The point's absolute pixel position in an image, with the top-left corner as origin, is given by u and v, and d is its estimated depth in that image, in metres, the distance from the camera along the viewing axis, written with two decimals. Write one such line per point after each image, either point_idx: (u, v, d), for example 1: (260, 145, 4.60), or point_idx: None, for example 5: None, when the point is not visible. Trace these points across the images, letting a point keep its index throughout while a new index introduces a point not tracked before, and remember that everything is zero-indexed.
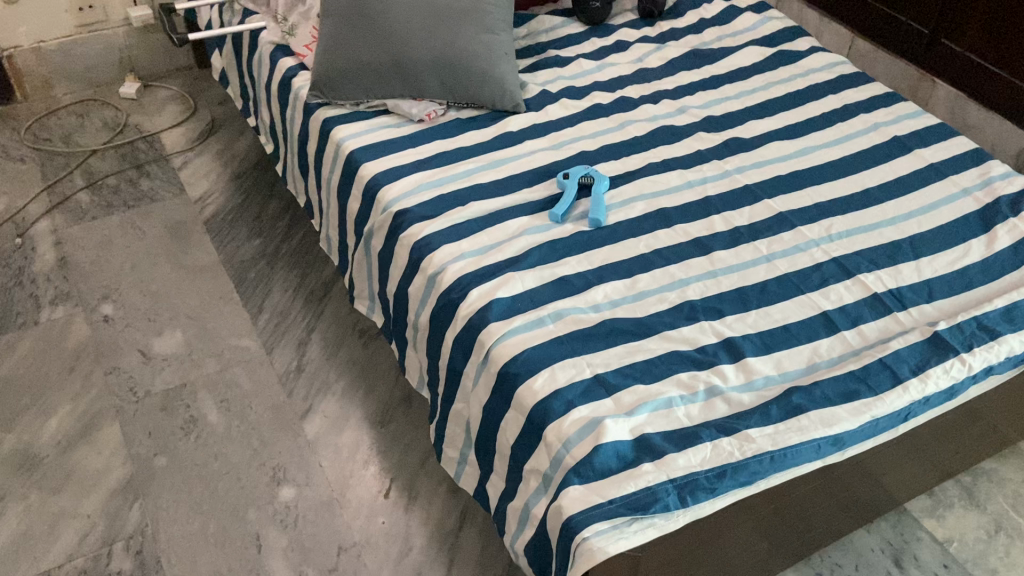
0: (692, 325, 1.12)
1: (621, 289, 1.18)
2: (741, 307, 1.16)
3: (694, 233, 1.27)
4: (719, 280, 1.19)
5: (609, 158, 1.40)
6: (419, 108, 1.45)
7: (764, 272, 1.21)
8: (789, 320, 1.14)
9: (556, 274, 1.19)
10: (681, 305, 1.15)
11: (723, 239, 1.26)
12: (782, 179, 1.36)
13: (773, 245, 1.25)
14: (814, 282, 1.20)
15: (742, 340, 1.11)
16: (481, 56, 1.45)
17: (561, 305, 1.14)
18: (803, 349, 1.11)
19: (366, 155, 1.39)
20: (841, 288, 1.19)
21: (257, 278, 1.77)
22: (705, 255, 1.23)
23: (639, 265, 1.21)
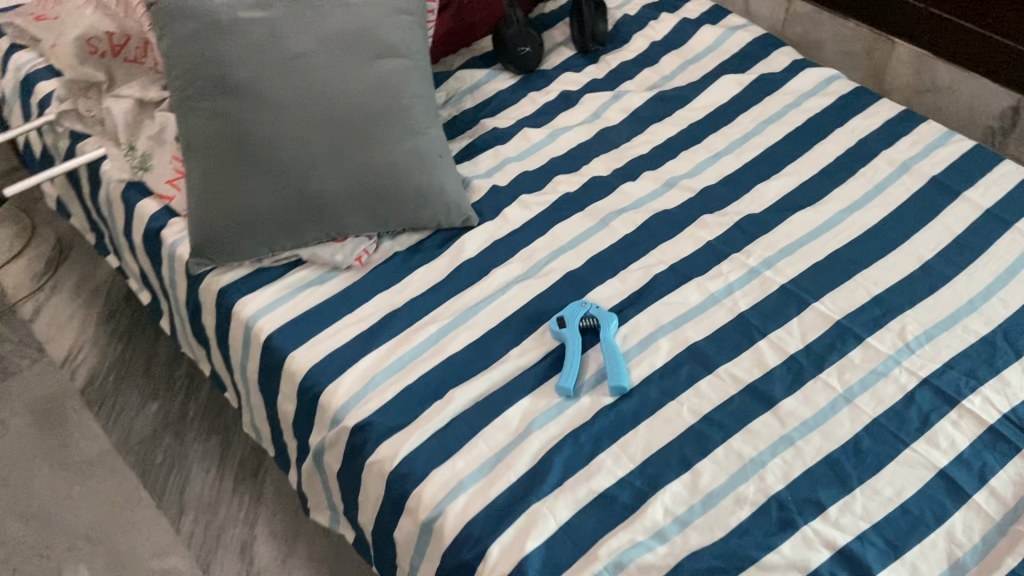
0: (792, 537, 0.85)
1: (684, 495, 0.88)
2: (840, 488, 0.88)
3: (745, 376, 0.98)
4: (800, 449, 0.91)
5: (604, 277, 1.08)
6: (345, 252, 1.10)
7: (850, 422, 0.94)
8: (905, 497, 0.88)
9: (594, 490, 0.88)
10: (767, 503, 0.87)
11: (782, 379, 0.97)
12: (823, 266, 1.08)
13: (846, 375, 0.97)
14: (913, 424, 0.93)
15: (861, 546, 0.84)
16: (412, 168, 1.10)
17: (618, 544, 0.84)
18: (936, 540, 0.85)
19: (290, 340, 1.04)
20: (948, 428, 0.93)
21: (167, 462, 1.39)
22: (770, 410, 0.95)
23: (692, 447, 0.92)
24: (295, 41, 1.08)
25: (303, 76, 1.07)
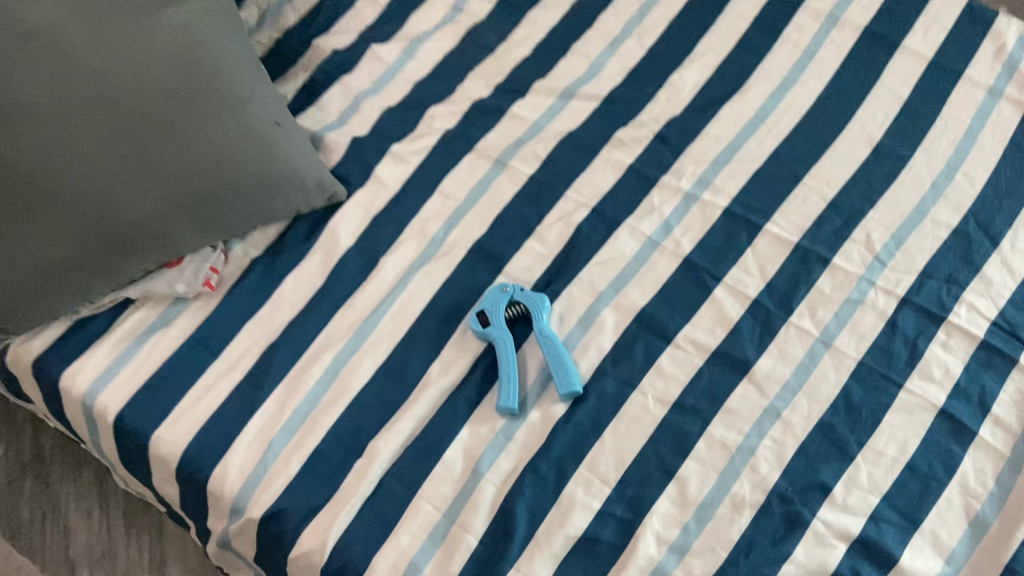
0: (804, 537, 0.74)
1: (673, 515, 0.75)
2: (841, 461, 0.77)
3: (709, 340, 0.82)
4: (788, 421, 0.79)
5: (518, 239, 0.88)
6: (187, 278, 0.87)
7: (834, 373, 0.81)
8: (911, 453, 0.78)
9: (572, 536, 0.74)
10: (767, 502, 0.76)
11: (750, 334, 0.83)
12: (767, 171, 0.91)
13: (820, 312, 0.84)
14: (902, 359, 0.82)
15: (877, 528, 0.75)
16: (244, 151, 0.85)
17: None
18: (951, 497, 0.76)
19: (148, 417, 0.82)
20: (938, 354, 0.82)
21: (39, 515, 1.18)
22: (746, 379, 0.81)
23: (669, 448, 0.78)
24: (33, 11, 0.77)
25: (61, 59, 0.77)
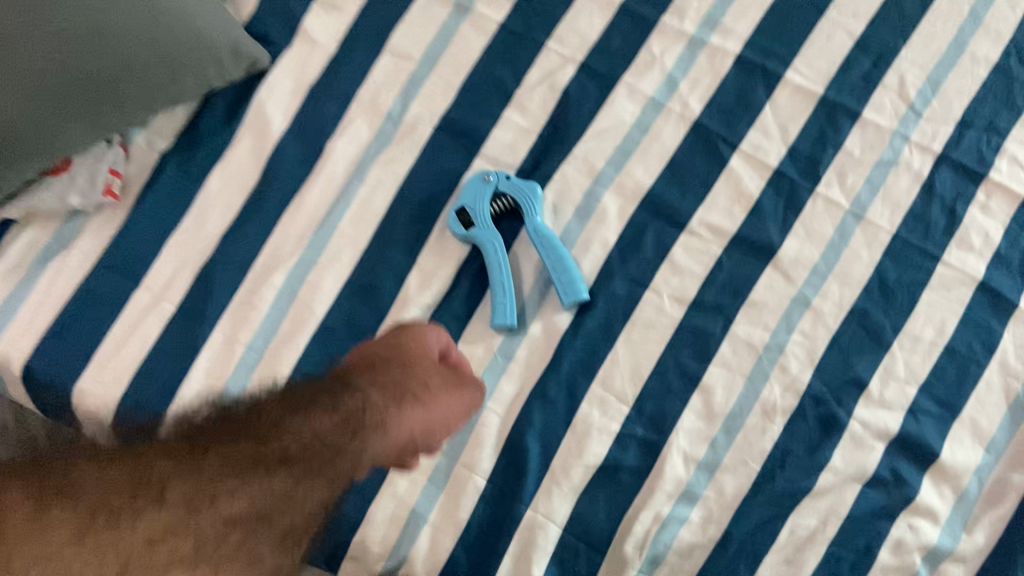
0: (841, 441, 0.68)
1: (700, 431, 0.67)
2: (876, 352, 0.70)
3: (728, 222, 0.71)
4: (820, 311, 0.70)
5: (494, 110, 0.72)
6: (82, 187, 0.69)
7: (867, 250, 0.72)
8: (949, 335, 0.71)
9: (592, 464, 0.66)
10: (800, 405, 0.68)
11: (773, 211, 0.72)
12: (784, 3, 0.75)
13: (849, 179, 0.73)
14: (938, 228, 0.73)
15: (916, 422, 0.69)
16: (127, 11, 0.65)
17: (645, 531, 0.65)
18: (990, 379, 0.70)
19: (63, 369, 0.67)
20: (976, 218, 0.73)
21: None
22: (770, 266, 0.71)
23: (690, 354, 0.68)
24: None
25: None
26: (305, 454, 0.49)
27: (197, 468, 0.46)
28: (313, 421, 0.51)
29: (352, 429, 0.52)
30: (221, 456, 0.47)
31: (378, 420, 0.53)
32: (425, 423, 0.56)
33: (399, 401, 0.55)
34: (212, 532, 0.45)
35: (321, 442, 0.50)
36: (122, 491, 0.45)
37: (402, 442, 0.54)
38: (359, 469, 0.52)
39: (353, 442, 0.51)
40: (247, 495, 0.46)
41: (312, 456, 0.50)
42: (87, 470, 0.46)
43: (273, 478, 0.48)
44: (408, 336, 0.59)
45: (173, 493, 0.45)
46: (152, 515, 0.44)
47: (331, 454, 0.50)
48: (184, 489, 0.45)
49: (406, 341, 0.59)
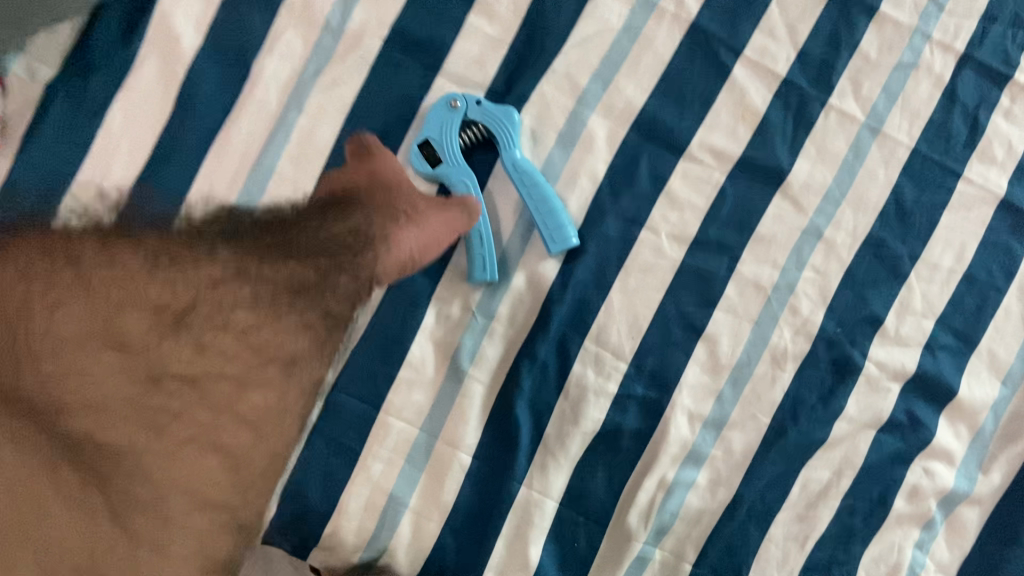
0: (856, 386, 0.62)
1: (705, 385, 0.60)
2: (892, 285, 0.63)
3: (731, 143, 0.62)
4: (833, 242, 0.62)
5: (457, 16, 0.60)
6: None
7: (884, 169, 0.64)
8: (968, 261, 0.64)
9: (590, 431, 0.59)
10: (813, 349, 0.62)
11: (782, 128, 0.63)
12: None
13: (865, 87, 0.64)
14: (960, 139, 0.65)
15: (933, 359, 0.63)
16: None
17: (649, 500, 0.59)
18: (1008, 306, 0.65)
19: None
20: (1000, 126, 0.65)
21: None
22: (779, 194, 0.62)
23: (693, 300, 0.61)
24: None
25: None
26: (309, 277, 0.55)
27: (212, 258, 0.54)
28: (313, 241, 0.56)
29: (351, 244, 0.57)
30: (221, 241, 0.56)
31: (375, 240, 0.57)
32: (422, 239, 0.56)
33: (395, 221, 0.57)
34: (246, 316, 0.54)
35: (332, 255, 0.56)
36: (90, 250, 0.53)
37: (400, 262, 0.56)
38: (374, 278, 0.57)
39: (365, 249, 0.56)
40: (257, 285, 0.54)
41: (310, 270, 0.56)
42: (110, 242, 0.54)
43: (254, 284, 0.54)
44: (375, 150, 0.57)
45: (165, 295, 0.52)
46: (136, 289, 0.52)
47: (344, 259, 0.56)
48: (189, 274, 0.54)
49: (377, 159, 0.56)
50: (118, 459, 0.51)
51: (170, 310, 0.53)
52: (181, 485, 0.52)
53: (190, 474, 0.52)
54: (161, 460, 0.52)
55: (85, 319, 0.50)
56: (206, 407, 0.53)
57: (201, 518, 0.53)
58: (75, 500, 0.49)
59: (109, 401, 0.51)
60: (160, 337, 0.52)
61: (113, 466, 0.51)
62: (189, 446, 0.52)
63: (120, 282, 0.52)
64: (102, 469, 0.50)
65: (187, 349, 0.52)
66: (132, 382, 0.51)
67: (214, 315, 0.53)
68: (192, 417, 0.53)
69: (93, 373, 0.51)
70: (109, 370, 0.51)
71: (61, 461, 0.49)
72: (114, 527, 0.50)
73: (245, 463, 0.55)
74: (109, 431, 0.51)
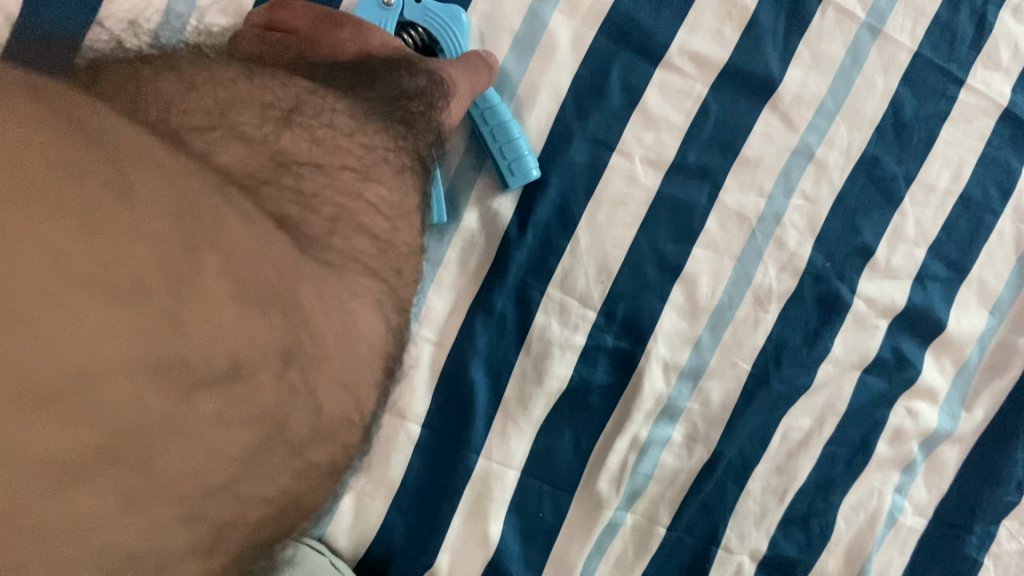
0: (843, 325, 0.56)
1: (682, 332, 0.53)
2: (885, 211, 0.56)
3: (714, 49, 0.53)
4: (825, 163, 0.55)
5: None
6: None
7: (884, 77, 0.55)
8: (965, 181, 0.57)
9: (557, 392, 0.52)
10: (799, 286, 0.55)
11: (773, 29, 0.53)
12: None
13: None
14: (965, 41, 0.57)
15: (924, 292, 0.57)
16: None
17: (620, 462, 0.53)
18: (1003, 230, 0.58)
19: None
20: (1008, 25, 0.57)
21: None
22: (767, 109, 0.54)
23: (669, 235, 0.53)
24: None
25: None
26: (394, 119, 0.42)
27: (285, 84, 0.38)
28: (379, 88, 0.43)
29: (402, 93, 0.43)
30: (244, 64, 0.39)
31: (430, 101, 0.44)
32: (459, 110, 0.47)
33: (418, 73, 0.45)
34: (347, 121, 0.39)
35: (397, 106, 0.43)
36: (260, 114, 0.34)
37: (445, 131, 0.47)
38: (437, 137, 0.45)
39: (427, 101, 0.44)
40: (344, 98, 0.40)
41: (387, 114, 0.42)
42: (162, 73, 0.35)
43: (353, 105, 0.40)
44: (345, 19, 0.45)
45: (267, 97, 0.36)
46: (229, 87, 0.35)
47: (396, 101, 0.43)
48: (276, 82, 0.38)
49: (353, 26, 0.45)
50: (287, 280, 0.28)
51: (276, 108, 0.36)
52: (331, 301, 0.31)
53: (337, 267, 0.33)
54: (312, 272, 0.30)
55: (202, 107, 0.32)
56: (340, 188, 0.35)
57: (372, 317, 0.34)
58: (246, 299, 0.26)
59: (235, 231, 0.27)
60: (277, 129, 0.34)
61: (288, 281, 0.28)
62: (340, 224, 0.34)
63: (207, 79, 0.35)
64: (265, 284, 0.27)
65: (303, 139, 0.35)
66: (270, 184, 0.31)
67: (317, 116, 0.37)
68: (323, 190, 0.34)
69: (197, 144, 0.30)
70: (238, 152, 0.31)
71: (219, 184, 0.28)
72: (286, 320, 0.28)
73: (390, 247, 0.38)
74: (236, 227, 0.27)
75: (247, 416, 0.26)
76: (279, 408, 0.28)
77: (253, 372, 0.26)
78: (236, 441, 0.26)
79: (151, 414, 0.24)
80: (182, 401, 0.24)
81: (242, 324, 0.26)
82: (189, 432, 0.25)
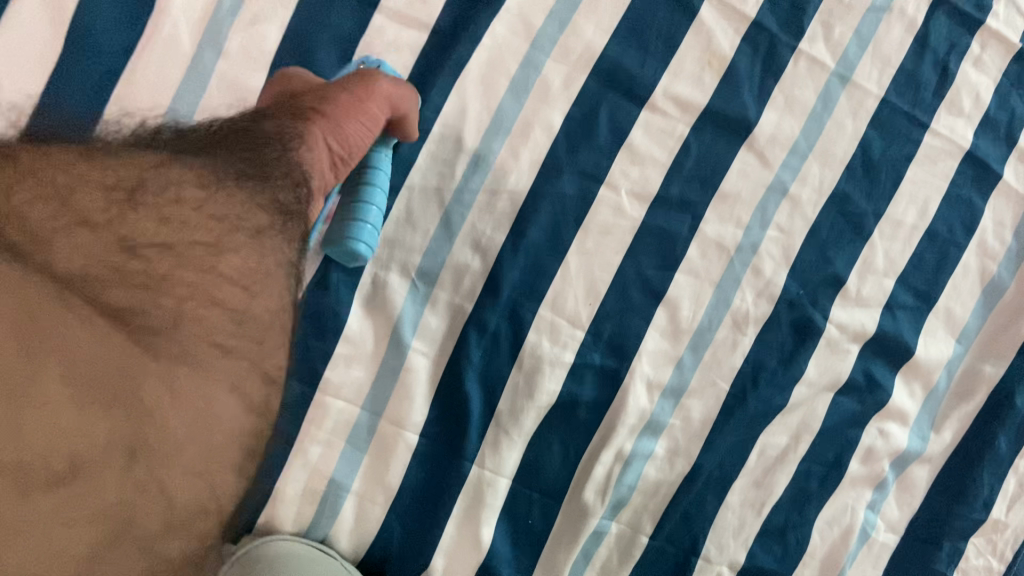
0: (817, 349, 0.60)
1: (665, 351, 0.57)
2: (855, 243, 0.60)
3: (695, 93, 0.58)
4: (798, 198, 0.59)
5: None
6: None
7: (852, 120, 0.60)
8: (931, 217, 0.62)
9: (546, 405, 0.56)
10: (775, 312, 0.59)
11: (748, 75, 0.58)
12: None
13: (836, 32, 0.60)
14: (929, 88, 0.62)
15: (893, 320, 0.61)
16: None
17: (606, 473, 0.56)
18: (967, 263, 0.63)
19: None
20: (968, 75, 0.63)
21: None
22: (744, 148, 0.58)
23: (653, 262, 0.57)
24: None
25: None
26: (246, 168, 0.40)
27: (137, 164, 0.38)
28: (233, 142, 0.42)
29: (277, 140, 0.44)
30: (91, 154, 0.39)
31: (289, 137, 0.44)
32: (333, 137, 0.46)
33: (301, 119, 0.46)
34: (195, 193, 0.38)
35: (254, 149, 0.42)
36: (101, 198, 0.36)
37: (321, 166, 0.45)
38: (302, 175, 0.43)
39: (304, 118, 0.46)
40: (203, 166, 0.39)
41: (247, 163, 0.41)
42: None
43: (205, 172, 0.39)
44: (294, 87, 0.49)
45: (109, 178, 0.37)
46: (69, 174, 0.37)
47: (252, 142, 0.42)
48: (120, 165, 0.38)
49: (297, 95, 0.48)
50: (129, 375, 0.32)
51: (119, 189, 0.37)
52: (187, 392, 0.32)
53: (189, 359, 0.33)
54: (162, 386, 0.32)
55: (34, 192, 0.35)
56: (186, 265, 0.36)
57: (238, 400, 0.34)
58: (86, 402, 0.31)
59: (86, 355, 0.31)
60: (119, 213, 0.36)
61: (130, 376, 0.32)
62: (185, 319, 0.34)
63: (50, 168, 0.37)
64: (102, 378, 0.31)
65: (149, 218, 0.36)
66: (115, 287, 0.34)
67: (163, 192, 0.37)
68: (170, 275, 0.35)
69: (43, 237, 0.34)
70: (82, 243, 0.34)
71: (60, 295, 0.32)
72: (127, 413, 0.31)
73: (252, 317, 0.37)
74: (79, 347, 0.31)
75: (86, 504, 0.30)
76: (123, 501, 0.31)
77: (95, 473, 0.31)
78: (78, 538, 0.30)
79: (18, 513, 0.29)
80: (14, 508, 0.29)
81: (80, 426, 0.30)
82: (25, 529, 0.29)
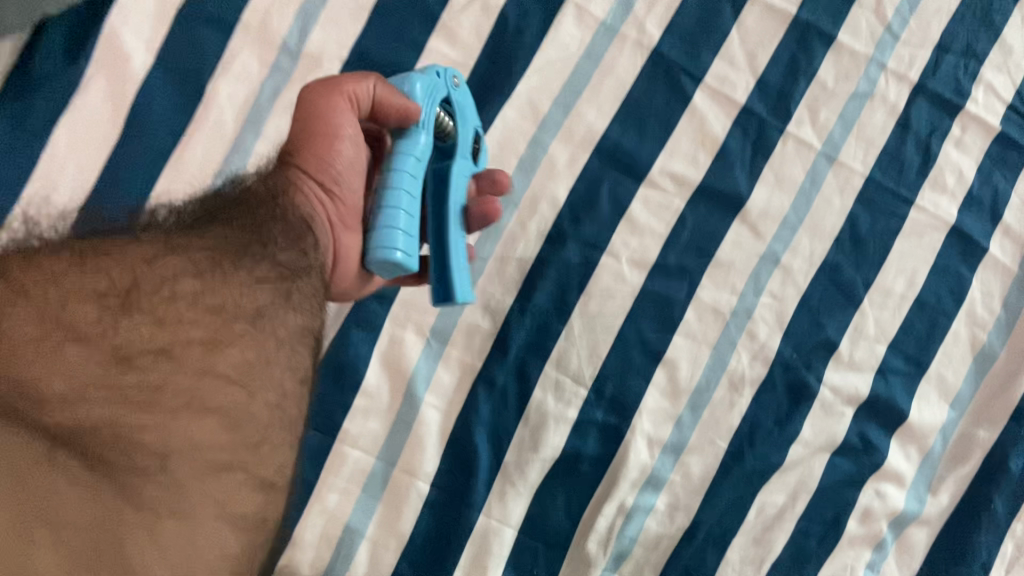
0: (811, 410, 0.63)
1: (664, 410, 0.61)
2: (846, 310, 0.64)
3: (689, 170, 0.63)
4: (790, 268, 0.63)
5: (417, 37, 0.61)
6: None
7: (839, 196, 0.65)
8: (920, 287, 0.65)
9: (550, 459, 0.59)
10: (769, 374, 0.62)
11: (740, 155, 0.63)
12: None
13: (821, 116, 0.65)
14: (913, 167, 0.66)
15: (886, 384, 0.64)
16: None
17: (608, 526, 0.59)
18: (958, 331, 0.66)
19: None
20: (951, 155, 0.67)
21: None
22: (737, 221, 0.63)
23: (652, 325, 0.61)
24: None
25: None
26: (242, 239, 0.45)
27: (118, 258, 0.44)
28: (233, 212, 0.47)
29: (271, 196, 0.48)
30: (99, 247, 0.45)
31: (287, 187, 0.48)
32: (346, 167, 0.50)
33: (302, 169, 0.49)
34: (189, 285, 0.43)
35: (251, 212, 0.47)
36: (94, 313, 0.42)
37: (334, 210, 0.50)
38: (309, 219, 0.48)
39: (287, 164, 0.49)
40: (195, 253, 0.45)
41: (247, 236, 0.46)
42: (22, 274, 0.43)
43: (195, 261, 0.44)
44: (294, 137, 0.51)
45: (98, 288, 0.42)
46: (61, 288, 0.42)
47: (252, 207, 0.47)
48: (115, 260, 0.44)
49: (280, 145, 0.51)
50: (111, 533, 0.38)
51: (112, 295, 0.42)
52: (177, 519, 0.39)
53: (182, 484, 0.39)
54: (142, 522, 0.38)
55: (33, 324, 0.41)
56: (178, 378, 0.41)
57: (230, 522, 0.40)
58: (70, 551, 0.36)
59: (65, 506, 0.37)
60: (111, 330, 0.41)
61: (111, 530, 0.38)
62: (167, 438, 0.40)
63: (43, 283, 0.42)
64: (86, 538, 0.37)
65: (138, 332, 0.42)
66: (102, 429, 0.39)
67: (156, 288, 0.43)
68: (165, 383, 0.41)
69: (28, 375, 0.39)
70: (74, 362, 0.40)
71: (48, 452, 0.38)
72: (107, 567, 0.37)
73: (250, 413, 0.42)
74: (59, 490, 0.37)
75: None
76: None
77: None
78: None
79: None
80: None
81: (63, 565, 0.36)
82: None
